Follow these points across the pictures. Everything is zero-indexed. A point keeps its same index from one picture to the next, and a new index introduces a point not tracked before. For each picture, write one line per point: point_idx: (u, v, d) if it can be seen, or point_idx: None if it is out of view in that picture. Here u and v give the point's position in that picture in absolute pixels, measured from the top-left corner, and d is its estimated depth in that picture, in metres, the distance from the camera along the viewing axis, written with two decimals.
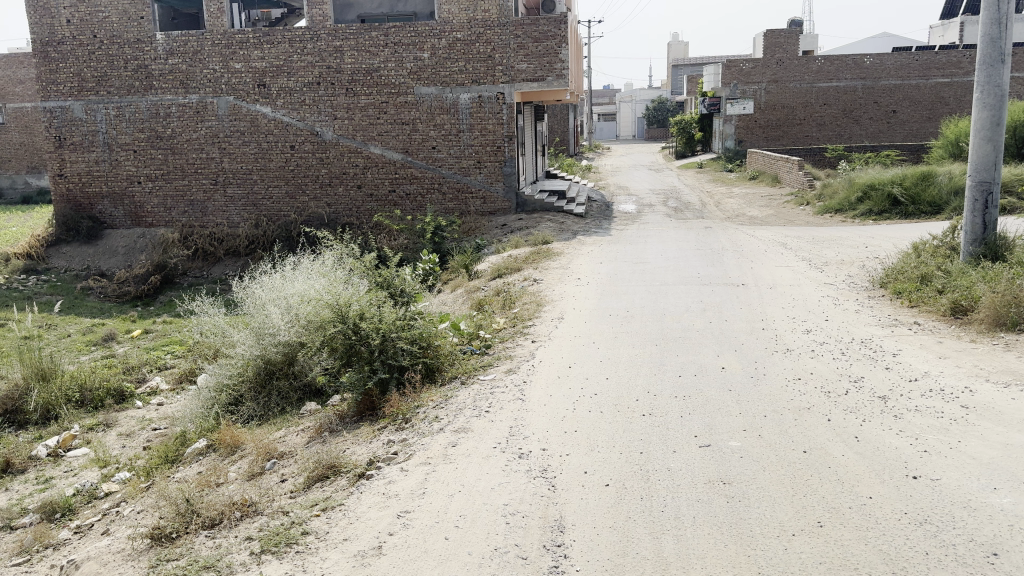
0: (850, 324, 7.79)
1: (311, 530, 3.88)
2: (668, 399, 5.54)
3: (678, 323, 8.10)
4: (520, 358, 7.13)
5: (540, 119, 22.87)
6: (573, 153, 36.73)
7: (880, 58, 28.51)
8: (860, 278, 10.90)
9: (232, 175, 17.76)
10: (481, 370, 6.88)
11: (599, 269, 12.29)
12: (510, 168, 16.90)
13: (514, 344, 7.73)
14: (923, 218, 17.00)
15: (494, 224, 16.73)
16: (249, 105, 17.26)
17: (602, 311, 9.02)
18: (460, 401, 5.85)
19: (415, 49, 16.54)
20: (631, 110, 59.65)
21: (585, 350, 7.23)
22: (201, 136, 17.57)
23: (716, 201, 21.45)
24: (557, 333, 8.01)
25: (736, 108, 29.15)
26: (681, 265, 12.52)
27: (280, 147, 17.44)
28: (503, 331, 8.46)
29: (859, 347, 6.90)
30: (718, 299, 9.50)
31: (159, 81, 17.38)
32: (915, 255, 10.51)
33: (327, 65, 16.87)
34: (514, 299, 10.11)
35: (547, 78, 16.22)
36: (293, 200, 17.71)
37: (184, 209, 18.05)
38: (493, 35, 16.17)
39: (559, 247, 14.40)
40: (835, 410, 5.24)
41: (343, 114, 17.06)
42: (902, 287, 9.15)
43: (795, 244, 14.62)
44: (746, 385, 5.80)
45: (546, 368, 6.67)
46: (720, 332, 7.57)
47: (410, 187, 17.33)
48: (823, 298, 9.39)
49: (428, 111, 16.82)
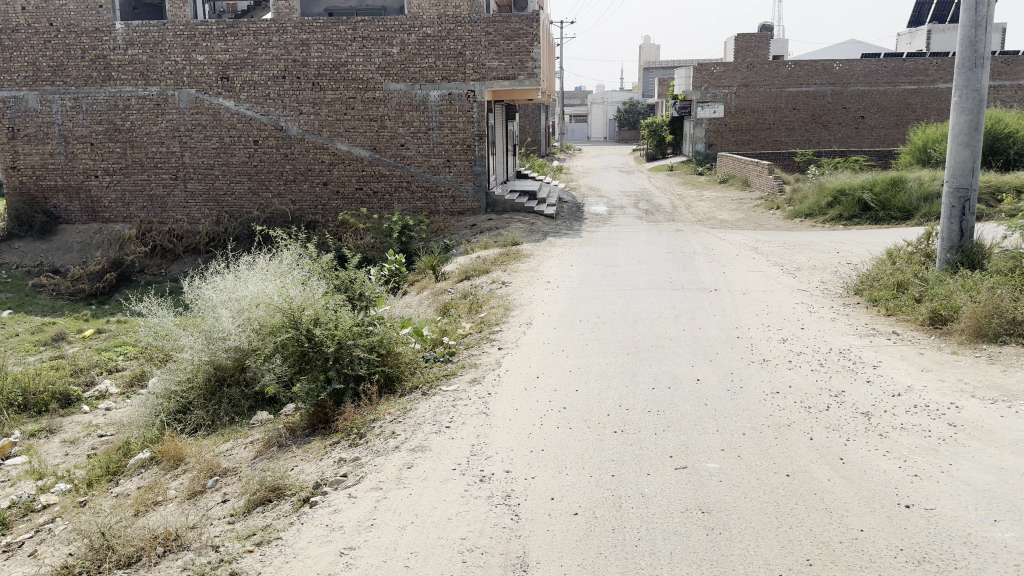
0: (826, 333, 7.54)
1: (240, 570, 3.47)
2: (641, 414, 5.19)
3: (650, 330, 7.78)
4: (485, 367, 6.76)
5: (511, 119, 22.51)
6: (544, 154, 36.50)
7: (849, 64, 28.67)
8: (833, 285, 10.71)
9: (193, 170, 17.14)
10: (443, 379, 6.50)
11: (569, 271, 11.97)
12: (480, 167, 16.53)
13: (479, 351, 7.36)
14: (893, 224, 16.94)
15: (463, 224, 16.33)
16: (211, 99, 16.66)
17: (571, 316, 8.69)
18: (419, 415, 5.43)
19: (385, 44, 16.09)
20: (602, 112, 59.66)
21: (554, 359, 6.88)
22: (161, 129, 16.93)
23: (686, 204, 21.29)
24: (525, 340, 7.66)
25: (707, 112, 28.99)
26: (652, 268, 12.25)
27: (243, 141, 16.87)
28: (469, 337, 8.09)
29: (837, 358, 6.64)
30: (691, 304, 9.23)
31: (118, 72, 16.71)
32: (890, 261, 10.38)
33: (292, 59, 16.35)
34: (481, 302, 9.73)
35: (518, 76, 15.88)
36: (256, 196, 17.15)
37: (143, 205, 17.38)
38: (464, 31, 15.80)
39: (529, 248, 14.06)
40: (817, 428, 4.94)
41: (309, 109, 16.55)
42: (878, 295, 8.95)
43: (767, 248, 14.43)
44: (723, 398, 5.48)
45: (511, 378, 6.30)
46: (694, 340, 7.27)
47: (377, 185, 16.87)
48: (797, 304, 9.16)
49: (397, 107, 16.37)
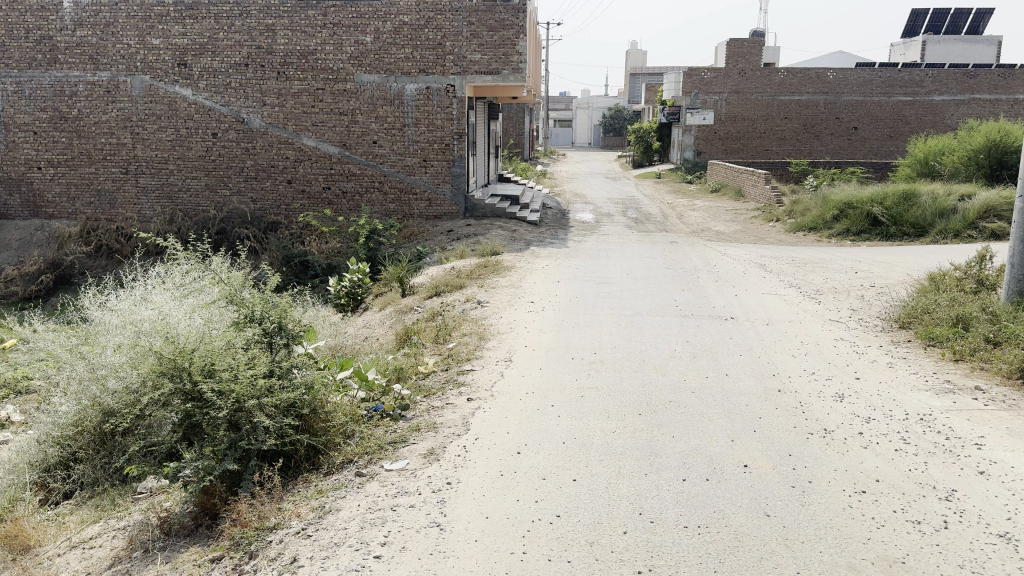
0: (892, 388, 5.84)
1: None
2: (676, 534, 3.47)
3: (664, 378, 6.04)
4: (446, 432, 4.97)
5: (494, 119, 20.79)
6: (527, 158, 34.81)
7: (843, 73, 27.17)
8: (867, 315, 9.04)
9: (145, 163, 15.13)
10: (387, 452, 4.70)
11: (557, 289, 10.26)
12: (459, 168, 14.77)
13: (442, 404, 5.56)
14: (905, 241, 15.30)
15: (439, 229, 14.53)
16: (167, 87, 14.71)
17: (561, 353, 6.91)
18: (341, 526, 3.63)
19: (357, 32, 14.30)
20: (587, 117, 58.31)
21: (541, 421, 5.11)
22: (111, 119, 14.94)
23: (677, 213, 19.68)
24: (502, 389, 5.86)
25: (697, 118, 27.49)
26: (651, 288, 10.56)
27: (201, 134, 14.93)
28: (430, 380, 6.29)
29: (921, 429, 4.91)
30: (709, 338, 7.52)
31: (66, 54, 14.74)
32: (933, 289, 8.78)
33: (256, 46, 14.48)
34: (451, 328, 7.97)
35: (501, 71, 14.16)
36: (213, 193, 15.23)
37: (90, 200, 15.36)
38: (444, 21, 14.05)
39: (510, 259, 12.29)
40: (945, 565, 3.25)
41: (274, 100, 14.68)
42: (936, 332, 7.32)
43: (775, 266, 12.79)
44: (790, 506, 3.76)
45: (482, 453, 4.53)
46: (725, 398, 5.51)
47: (346, 185, 15.04)
48: (838, 342, 7.48)
49: (369, 101, 14.58)
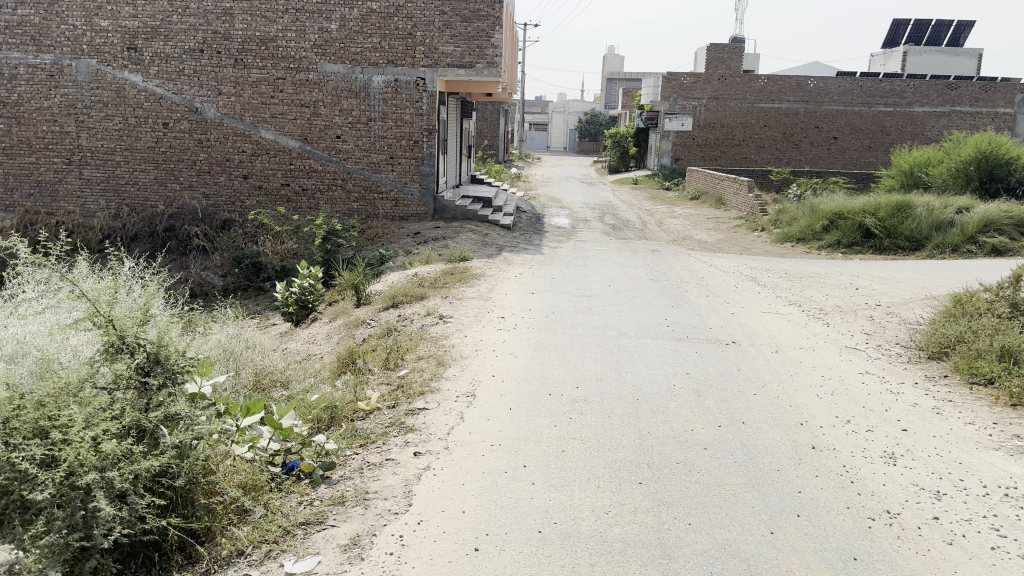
0: (952, 446, 4.61)
1: None
2: None
3: (666, 428, 4.75)
4: (377, 508, 3.65)
5: (467, 117, 19.46)
6: (503, 161, 33.39)
7: (823, 82, 26.27)
8: (884, 340, 7.85)
9: (90, 154, 13.48)
10: (292, 542, 3.40)
11: (532, 303, 8.97)
12: (428, 166, 13.45)
13: (379, 462, 4.24)
14: (900, 254, 14.20)
15: (405, 231, 13.18)
16: (116, 72, 13.13)
17: (535, 388, 5.60)
18: None
19: (322, 18, 12.90)
20: (563, 121, 57.13)
21: (508, 491, 3.82)
22: (53, 105, 13.30)
23: (657, 221, 18.52)
24: (461, 439, 4.54)
25: (676, 124, 26.38)
26: (638, 305, 9.32)
27: (151, 124, 13.34)
28: (374, 423, 4.95)
29: (1013, 513, 3.69)
30: (712, 370, 6.25)
31: (3, 34, 13.08)
32: (960, 313, 7.61)
33: (212, 31, 12.99)
34: (406, 351, 6.64)
35: (476, 65, 12.91)
36: (162, 188, 13.60)
37: (30, 191, 13.63)
38: (415, 9, 12.76)
39: (479, 266, 10.99)
40: None
41: (229, 89, 13.21)
42: (983, 369, 6.11)
43: (768, 280, 11.62)
44: None
45: (428, 549, 3.24)
46: (749, 460, 4.25)
47: (306, 182, 13.60)
48: (864, 376, 6.26)
49: (333, 93, 13.19)
